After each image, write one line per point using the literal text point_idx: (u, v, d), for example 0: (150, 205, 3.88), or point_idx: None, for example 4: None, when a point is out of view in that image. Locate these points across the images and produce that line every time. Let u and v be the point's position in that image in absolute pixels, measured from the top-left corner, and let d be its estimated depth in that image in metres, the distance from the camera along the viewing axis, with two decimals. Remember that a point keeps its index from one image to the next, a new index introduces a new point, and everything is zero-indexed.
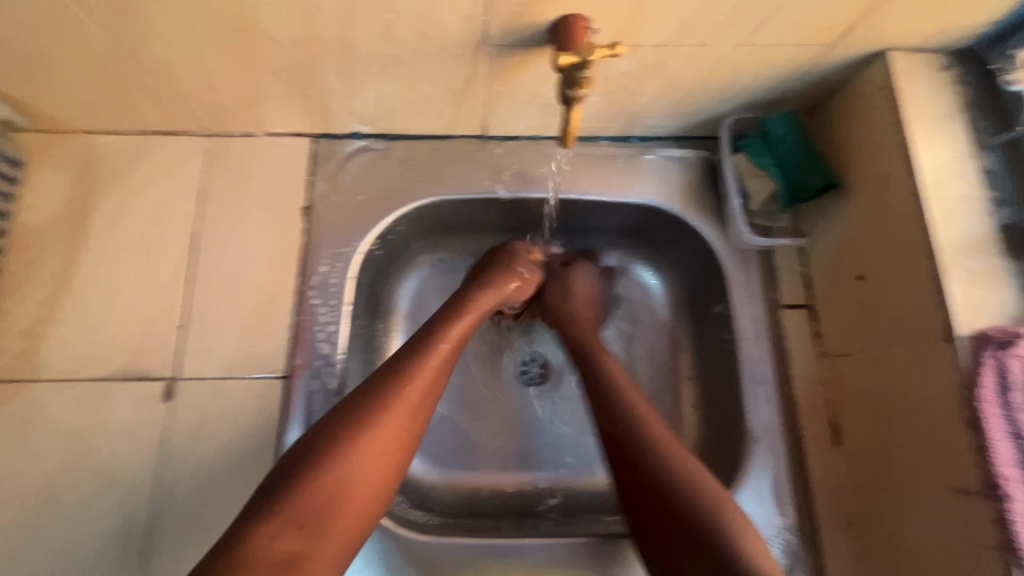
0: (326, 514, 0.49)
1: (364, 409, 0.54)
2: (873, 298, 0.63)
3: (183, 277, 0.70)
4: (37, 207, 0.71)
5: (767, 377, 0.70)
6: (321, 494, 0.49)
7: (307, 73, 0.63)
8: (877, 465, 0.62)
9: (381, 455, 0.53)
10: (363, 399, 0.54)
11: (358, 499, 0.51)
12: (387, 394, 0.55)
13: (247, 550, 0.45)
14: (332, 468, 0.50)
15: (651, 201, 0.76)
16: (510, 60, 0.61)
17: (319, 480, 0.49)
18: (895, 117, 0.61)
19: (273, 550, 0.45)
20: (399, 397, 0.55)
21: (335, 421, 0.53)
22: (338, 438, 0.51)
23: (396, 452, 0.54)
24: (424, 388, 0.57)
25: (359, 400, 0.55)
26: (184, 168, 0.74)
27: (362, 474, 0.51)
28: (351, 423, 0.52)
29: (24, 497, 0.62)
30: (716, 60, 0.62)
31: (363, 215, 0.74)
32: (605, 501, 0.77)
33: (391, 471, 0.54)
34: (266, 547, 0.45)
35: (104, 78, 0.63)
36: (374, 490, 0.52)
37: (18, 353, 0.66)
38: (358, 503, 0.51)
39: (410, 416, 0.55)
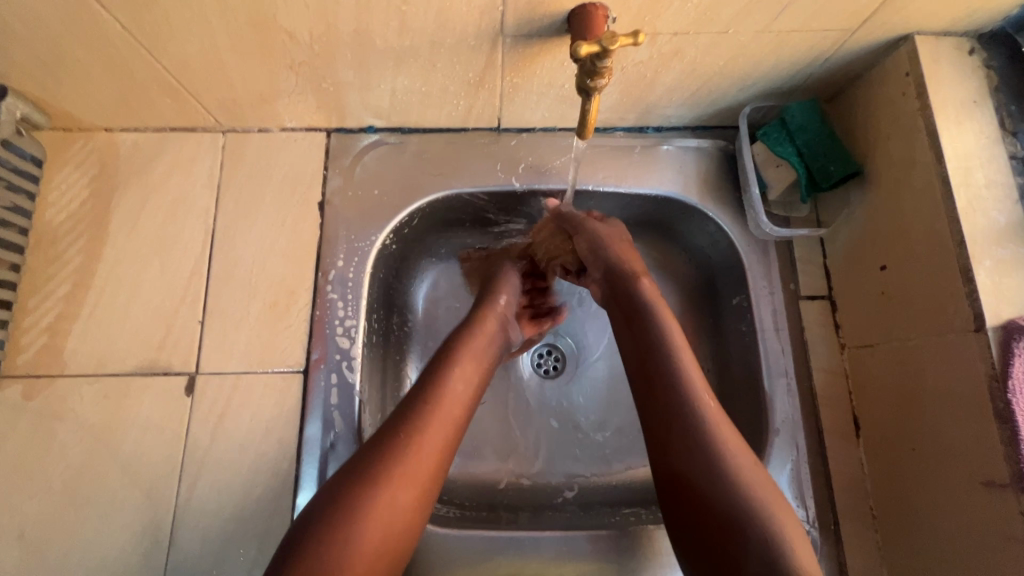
0: None
1: (371, 467, 0.51)
2: (896, 289, 0.63)
3: (202, 273, 0.71)
4: (58, 205, 0.72)
5: (787, 369, 0.69)
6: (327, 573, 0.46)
7: (323, 67, 0.63)
8: (901, 457, 0.62)
9: (388, 524, 0.49)
10: (364, 465, 0.51)
11: (375, 559, 0.48)
12: (392, 459, 0.51)
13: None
14: (336, 545, 0.47)
15: (668, 192, 0.75)
16: (527, 50, 0.61)
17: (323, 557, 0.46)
18: (921, 103, 0.60)
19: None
20: (403, 458, 0.52)
21: (337, 491, 0.50)
22: (342, 512, 0.48)
23: (405, 517, 0.51)
24: (431, 448, 0.54)
25: (367, 456, 0.52)
26: (201, 164, 0.74)
27: (367, 548, 0.48)
28: (354, 493, 0.49)
29: (52, 490, 0.63)
30: (737, 47, 0.61)
31: (379, 209, 0.74)
32: (622, 494, 0.76)
33: (408, 525, 0.51)
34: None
35: (122, 75, 0.63)
36: (384, 564, 0.49)
37: (43, 348, 0.67)
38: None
39: (416, 483, 0.52)
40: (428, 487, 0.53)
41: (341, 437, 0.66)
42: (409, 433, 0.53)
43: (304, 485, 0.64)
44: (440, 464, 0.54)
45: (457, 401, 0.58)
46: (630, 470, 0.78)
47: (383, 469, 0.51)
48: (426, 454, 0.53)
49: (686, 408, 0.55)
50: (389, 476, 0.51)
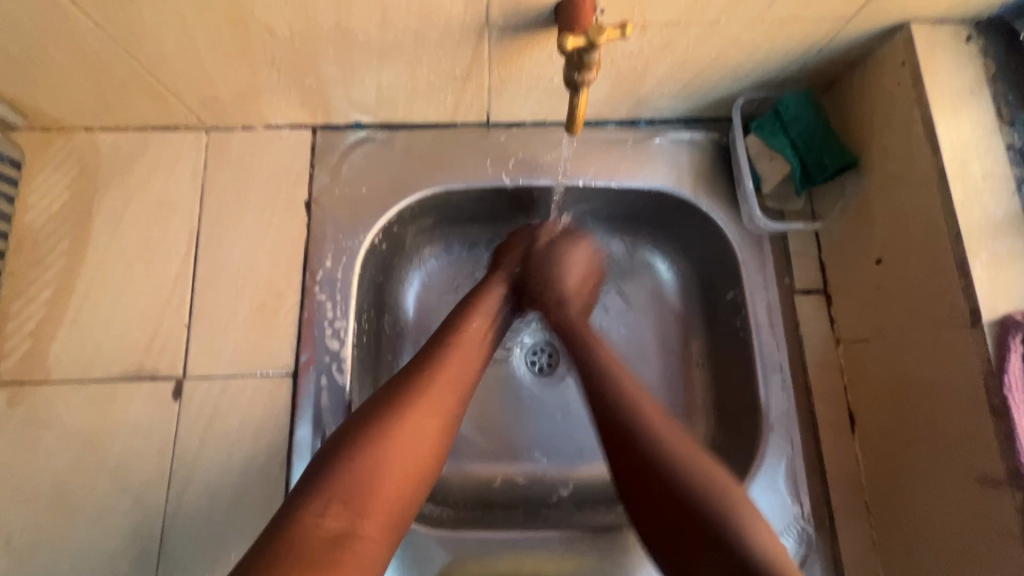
0: (369, 488, 0.48)
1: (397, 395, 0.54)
2: (892, 283, 0.62)
3: (188, 275, 0.69)
4: (38, 207, 0.70)
5: (782, 365, 0.69)
6: (361, 477, 0.48)
7: (305, 62, 0.61)
8: (896, 451, 0.61)
9: (416, 442, 0.52)
10: (391, 389, 0.55)
11: (403, 474, 0.50)
12: (417, 381, 0.56)
13: (295, 530, 0.44)
14: (369, 452, 0.50)
15: (661, 185, 0.74)
16: (514, 43, 0.59)
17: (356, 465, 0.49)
18: (917, 93, 0.58)
19: (320, 526, 0.45)
20: (427, 379, 0.56)
21: (369, 408, 0.54)
22: (373, 428, 0.51)
23: (429, 446, 0.53)
24: (452, 377, 0.58)
25: (392, 388, 0.55)
26: (184, 163, 0.72)
27: (397, 460, 0.51)
28: (385, 409, 0.53)
29: (40, 497, 0.62)
30: (728, 37, 0.59)
31: (366, 208, 0.72)
32: (616, 491, 0.76)
33: (433, 451, 0.53)
34: (314, 523, 0.45)
35: (99, 74, 0.61)
36: (413, 478, 0.51)
37: (27, 354, 0.66)
38: (402, 480, 0.50)
39: (441, 404, 0.55)
40: (453, 413, 0.56)
41: None
42: (431, 363, 0.58)
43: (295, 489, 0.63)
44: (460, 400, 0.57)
45: (475, 345, 0.62)
46: None
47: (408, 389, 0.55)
48: (449, 380, 0.57)
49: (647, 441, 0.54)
50: (413, 399, 0.54)
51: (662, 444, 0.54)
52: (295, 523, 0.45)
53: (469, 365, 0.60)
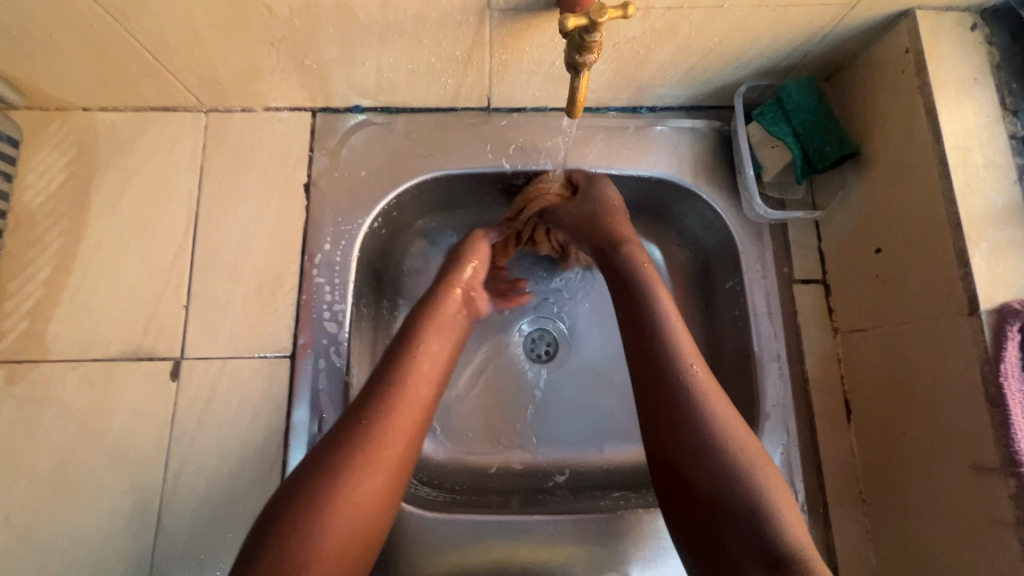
0: (300, 572, 0.44)
1: (332, 460, 0.48)
2: (892, 272, 0.62)
3: (186, 256, 0.69)
4: (37, 186, 0.70)
5: (779, 354, 0.69)
6: (298, 552, 0.44)
7: (305, 42, 0.61)
8: (892, 439, 0.62)
9: (355, 512, 0.47)
10: (329, 447, 0.49)
11: (341, 548, 0.46)
12: (361, 435, 0.50)
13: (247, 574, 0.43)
14: (306, 526, 0.45)
15: (662, 173, 0.74)
16: (516, 25, 0.58)
17: (291, 540, 0.44)
18: (920, 81, 0.58)
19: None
20: (371, 437, 0.50)
21: (305, 475, 0.48)
22: (306, 497, 0.46)
23: (371, 508, 0.48)
24: (400, 425, 0.51)
25: (328, 448, 0.49)
26: (183, 145, 0.72)
27: (336, 531, 0.46)
28: (325, 472, 0.48)
29: (38, 475, 0.63)
30: (732, 22, 0.59)
31: (366, 191, 0.72)
32: (612, 478, 0.77)
33: (374, 514, 0.49)
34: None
35: (97, 52, 0.61)
36: (352, 548, 0.47)
37: (25, 334, 0.66)
38: (340, 555, 0.46)
39: (387, 459, 0.50)
40: (396, 465, 0.50)
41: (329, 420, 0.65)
42: (373, 408, 0.51)
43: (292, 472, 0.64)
44: (406, 447, 0.51)
45: (426, 375, 0.56)
46: (622, 456, 0.78)
47: (350, 446, 0.49)
48: (399, 427, 0.51)
49: (692, 420, 0.52)
50: (350, 459, 0.48)
51: (706, 416, 0.52)
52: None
53: (417, 402, 0.53)
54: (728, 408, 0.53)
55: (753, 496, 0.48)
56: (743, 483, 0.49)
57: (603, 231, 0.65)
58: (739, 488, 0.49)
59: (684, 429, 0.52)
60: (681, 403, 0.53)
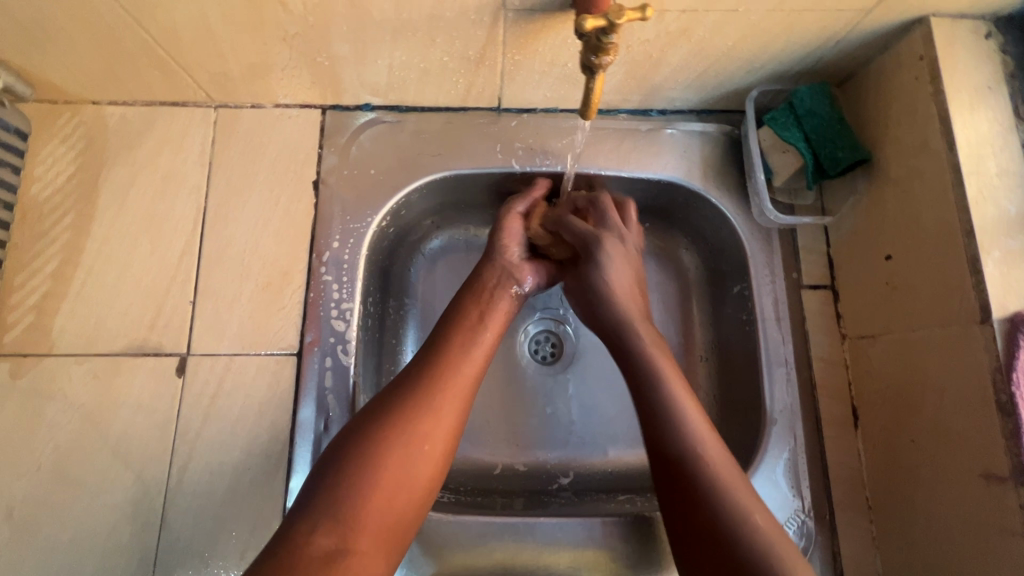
0: (363, 506, 0.48)
1: (394, 408, 0.53)
2: (902, 279, 0.61)
3: (193, 252, 0.69)
4: (45, 179, 0.70)
5: (787, 359, 0.69)
6: (361, 486, 0.48)
7: (317, 39, 0.61)
8: (900, 445, 0.61)
9: (414, 456, 0.51)
10: (390, 398, 0.54)
11: (400, 488, 0.50)
12: (415, 400, 0.54)
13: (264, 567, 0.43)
14: (364, 474, 0.49)
15: (671, 176, 0.73)
16: (530, 26, 0.58)
17: (350, 484, 0.48)
18: (933, 88, 0.58)
19: (309, 545, 0.45)
20: (429, 390, 0.54)
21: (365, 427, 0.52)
22: (369, 439, 0.51)
23: (429, 457, 0.52)
24: (451, 396, 0.55)
25: (390, 400, 0.54)
26: (192, 140, 0.72)
27: (389, 483, 0.49)
28: (382, 429, 0.52)
29: (41, 470, 0.62)
30: (746, 26, 0.59)
31: (375, 190, 0.72)
32: (616, 481, 0.76)
33: (432, 463, 0.52)
34: (305, 543, 0.45)
35: (109, 45, 0.61)
36: (410, 492, 0.50)
37: (30, 327, 0.66)
38: (397, 496, 0.50)
39: (437, 425, 0.53)
40: (454, 419, 0.55)
41: (335, 420, 0.65)
42: (432, 368, 0.56)
43: (296, 471, 0.63)
44: (462, 404, 0.56)
45: (478, 340, 0.60)
46: (627, 459, 0.78)
47: (407, 408, 0.53)
48: (449, 397, 0.55)
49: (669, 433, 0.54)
50: (410, 408, 0.53)
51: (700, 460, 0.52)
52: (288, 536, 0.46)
53: (468, 375, 0.57)
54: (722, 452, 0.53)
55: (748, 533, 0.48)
56: (738, 523, 0.48)
57: (609, 313, 0.64)
58: (733, 522, 0.48)
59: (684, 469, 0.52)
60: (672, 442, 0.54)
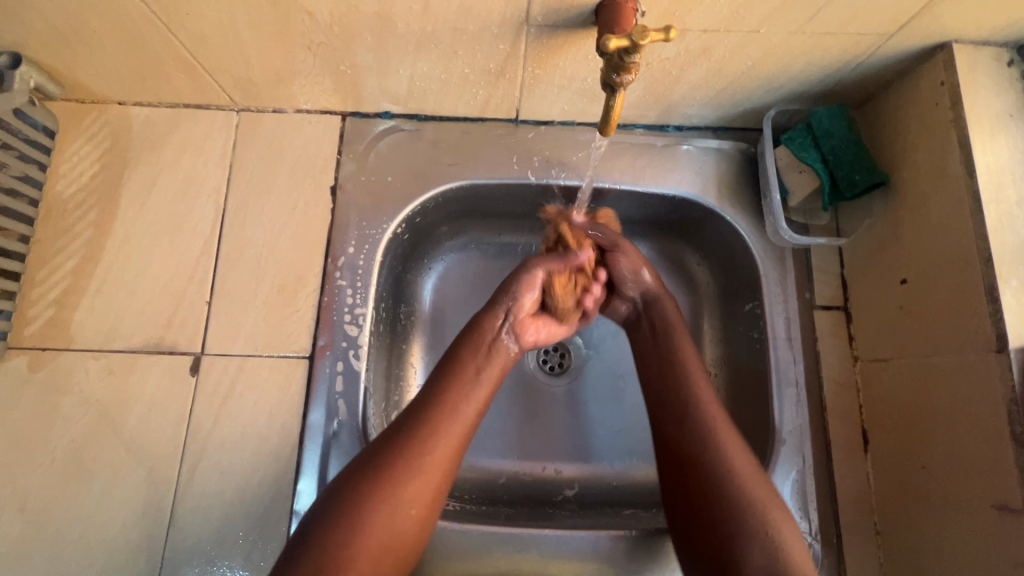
0: (345, 571, 0.49)
1: (381, 472, 0.53)
2: (917, 304, 0.61)
3: (211, 253, 0.70)
4: (69, 177, 0.71)
5: (798, 380, 0.68)
6: (344, 552, 0.50)
7: (342, 48, 0.61)
8: (910, 472, 0.61)
9: (397, 521, 0.53)
10: (379, 456, 0.55)
11: (381, 552, 0.52)
12: (402, 463, 0.54)
13: None
14: (352, 530, 0.51)
15: (686, 193, 0.74)
16: (551, 41, 0.59)
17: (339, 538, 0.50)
18: (954, 114, 0.58)
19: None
20: (418, 453, 0.55)
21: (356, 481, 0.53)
22: (355, 500, 0.52)
23: (413, 520, 0.54)
24: (439, 453, 0.56)
25: (377, 461, 0.54)
26: (214, 143, 0.73)
27: (375, 536, 0.51)
28: (371, 484, 0.53)
29: (55, 464, 0.63)
30: (767, 47, 0.59)
31: (392, 196, 0.73)
32: (621, 495, 0.76)
33: (415, 527, 0.54)
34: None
35: (138, 49, 0.62)
36: (393, 555, 0.53)
37: (50, 322, 0.67)
38: (379, 558, 0.52)
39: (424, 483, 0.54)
40: (439, 483, 0.56)
41: (345, 424, 0.66)
42: (424, 427, 0.56)
43: (305, 472, 0.64)
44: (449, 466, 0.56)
45: (472, 401, 0.59)
46: (632, 472, 0.78)
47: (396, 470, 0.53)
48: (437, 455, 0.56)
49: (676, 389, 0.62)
50: (396, 470, 0.54)
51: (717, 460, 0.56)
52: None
53: (458, 430, 0.57)
54: (743, 453, 0.57)
55: (757, 534, 0.52)
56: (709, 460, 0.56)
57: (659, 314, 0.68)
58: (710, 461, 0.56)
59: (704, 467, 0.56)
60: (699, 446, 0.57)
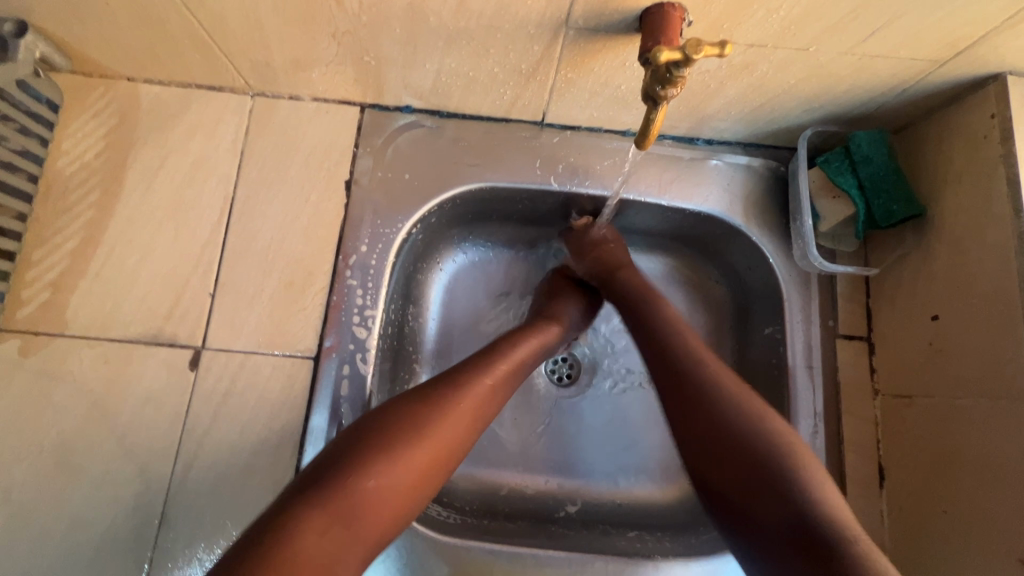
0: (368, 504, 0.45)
1: (421, 410, 0.51)
2: (949, 344, 0.59)
3: (217, 243, 0.67)
4: (72, 154, 0.68)
5: (816, 412, 0.66)
6: (372, 483, 0.46)
7: (368, 39, 0.58)
8: (928, 515, 0.59)
9: (430, 459, 0.49)
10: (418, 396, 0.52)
11: (406, 490, 0.47)
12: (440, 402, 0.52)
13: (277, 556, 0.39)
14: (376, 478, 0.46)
15: (712, 209, 0.71)
16: (590, 46, 0.56)
17: (351, 487, 0.45)
18: (1004, 150, 0.56)
19: (314, 518, 0.42)
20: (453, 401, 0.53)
21: (376, 430, 0.49)
22: (388, 433, 0.49)
23: (441, 463, 0.51)
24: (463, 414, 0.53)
25: (416, 398, 0.52)
26: (225, 127, 0.70)
27: (397, 492, 0.47)
28: (409, 419, 0.50)
29: (43, 454, 0.60)
30: (813, 66, 0.57)
31: (409, 195, 0.70)
32: (625, 514, 0.74)
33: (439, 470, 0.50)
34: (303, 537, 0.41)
35: (151, 24, 0.59)
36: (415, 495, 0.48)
37: (45, 305, 0.64)
38: (404, 494, 0.47)
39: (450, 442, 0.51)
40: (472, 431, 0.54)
41: None
42: (462, 377, 0.55)
43: None
44: (478, 418, 0.55)
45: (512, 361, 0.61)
46: (636, 492, 0.76)
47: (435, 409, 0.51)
48: (462, 412, 0.53)
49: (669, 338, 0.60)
50: (434, 411, 0.51)
51: (729, 399, 0.52)
52: (287, 526, 0.42)
53: (483, 398, 0.56)
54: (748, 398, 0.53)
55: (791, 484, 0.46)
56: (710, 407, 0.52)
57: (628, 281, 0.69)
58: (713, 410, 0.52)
59: (706, 408, 0.52)
60: (712, 397, 0.53)
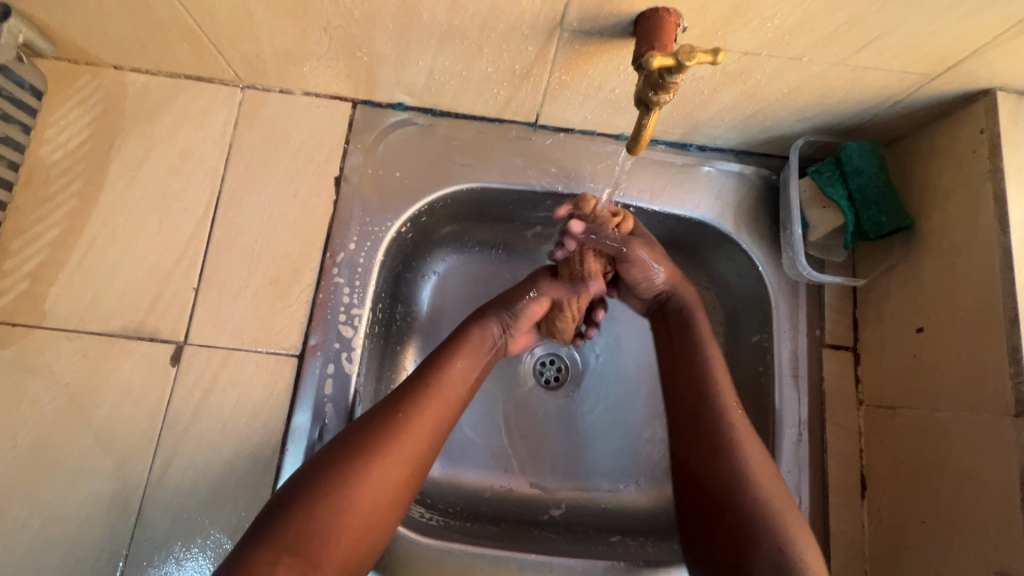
0: (322, 541, 0.48)
1: (362, 442, 0.53)
2: (934, 356, 0.60)
3: (203, 237, 0.66)
4: (55, 141, 0.66)
5: (801, 421, 0.66)
6: (318, 522, 0.48)
7: (360, 34, 0.58)
8: (908, 525, 0.60)
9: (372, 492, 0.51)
10: (359, 428, 0.54)
11: (355, 526, 0.50)
12: (380, 433, 0.53)
13: None
14: (315, 541, 0.47)
15: (703, 216, 0.71)
16: (584, 48, 0.56)
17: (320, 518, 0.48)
18: (992, 165, 0.56)
19: None
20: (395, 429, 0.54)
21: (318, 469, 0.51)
22: (332, 470, 0.51)
23: (390, 492, 0.52)
24: (394, 464, 0.53)
25: (362, 429, 0.54)
26: (214, 119, 0.69)
27: (348, 526, 0.49)
28: (349, 454, 0.52)
29: (18, 449, 0.59)
30: (807, 76, 0.57)
31: (399, 193, 0.69)
32: (609, 519, 0.74)
33: (384, 499, 0.52)
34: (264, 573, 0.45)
35: (138, 13, 0.57)
36: (367, 530, 0.51)
37: (23, 295, 0.63)
38: (354, 528, 0.50)
39: (395, 469, 0.53)
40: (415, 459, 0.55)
41: (330, 429, 0.63)
42: (406, 404, 0.56)
43: (284, 477, 0.60)
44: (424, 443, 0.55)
45: (458, 385, 0.60)
46: (619, 495, 0.76)
47: (372, 440, 0.53)
48: (399, 456, 0.53)
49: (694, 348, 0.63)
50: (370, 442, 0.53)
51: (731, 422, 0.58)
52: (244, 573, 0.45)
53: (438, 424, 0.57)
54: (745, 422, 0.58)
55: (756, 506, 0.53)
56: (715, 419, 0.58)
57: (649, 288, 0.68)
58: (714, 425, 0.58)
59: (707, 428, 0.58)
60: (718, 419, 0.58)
